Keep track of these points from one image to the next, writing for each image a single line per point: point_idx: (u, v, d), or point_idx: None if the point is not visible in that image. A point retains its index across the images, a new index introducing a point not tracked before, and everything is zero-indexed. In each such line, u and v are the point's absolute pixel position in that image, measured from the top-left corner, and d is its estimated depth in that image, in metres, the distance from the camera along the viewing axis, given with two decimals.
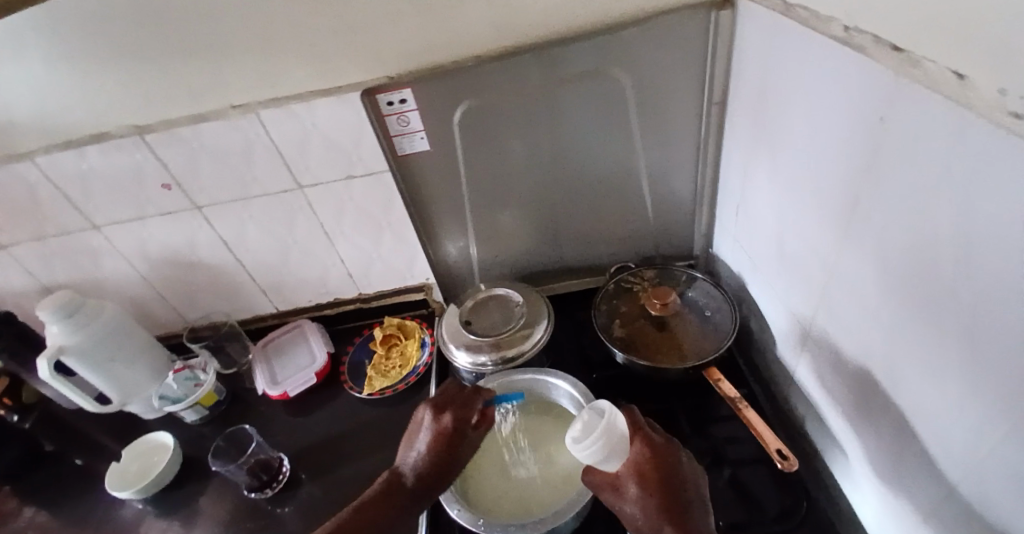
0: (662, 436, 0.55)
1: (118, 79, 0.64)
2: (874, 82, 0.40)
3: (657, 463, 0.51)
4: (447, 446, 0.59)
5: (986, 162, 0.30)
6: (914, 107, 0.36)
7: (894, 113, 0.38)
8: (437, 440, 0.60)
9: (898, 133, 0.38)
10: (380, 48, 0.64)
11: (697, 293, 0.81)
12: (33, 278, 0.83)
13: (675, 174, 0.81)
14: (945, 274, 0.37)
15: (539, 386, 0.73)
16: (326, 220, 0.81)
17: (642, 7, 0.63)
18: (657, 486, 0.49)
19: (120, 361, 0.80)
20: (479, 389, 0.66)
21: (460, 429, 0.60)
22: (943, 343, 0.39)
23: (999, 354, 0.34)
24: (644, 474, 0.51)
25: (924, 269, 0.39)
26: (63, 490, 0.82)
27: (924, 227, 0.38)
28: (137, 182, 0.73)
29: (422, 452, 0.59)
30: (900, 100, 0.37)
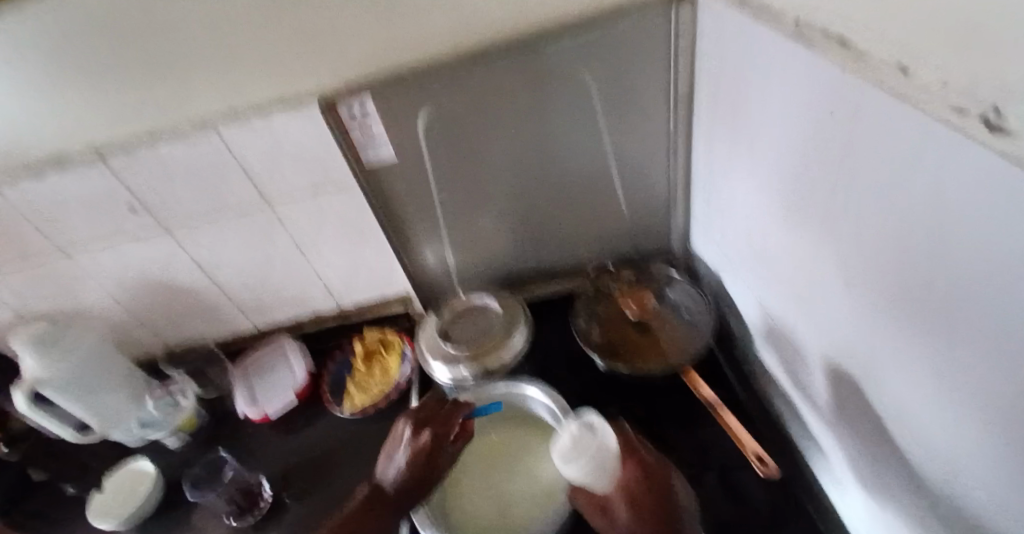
0: (654, 454, 0.56)
1: (74, 108, 0.63)
2: (822, 75, 0.39)
3: (650, 485, 0.52)
4: (425, 463, 0.59)
5: (925, 154, 0.30)
6: (861, 98, 0.34)
7: (843, 107, 0.37)
8: (415, 455, 0.60)
9: (848, 126, 0.37)
10: (338, 62, 0.63)
11: (677, 294, 0.80)
12: (6, 311, 0.82)
13: (647, 173, 0.80)
14: (899, 268, 0.36)
15: (516, 398, 0.73)
16: (298, 237, 0.80)
17: (603, 9, 0.63)
18: (648, 507, 0.50)
19: (97, 390, 0.78)
20: (458, 403, 0.65)
21: (440, 443, 0.61)
22: (904, 339, 0.39)
23: (953, 355, 0.33)
24: (636, 494, 0.51)
25: (880, 264, 0.38)
26: (50, 521, 0.81)
27: (874, 220, 0.38)
28: (103, 209, 0.72)
29: (401, 466, 0.60)
30: (847, 91, 0.36)
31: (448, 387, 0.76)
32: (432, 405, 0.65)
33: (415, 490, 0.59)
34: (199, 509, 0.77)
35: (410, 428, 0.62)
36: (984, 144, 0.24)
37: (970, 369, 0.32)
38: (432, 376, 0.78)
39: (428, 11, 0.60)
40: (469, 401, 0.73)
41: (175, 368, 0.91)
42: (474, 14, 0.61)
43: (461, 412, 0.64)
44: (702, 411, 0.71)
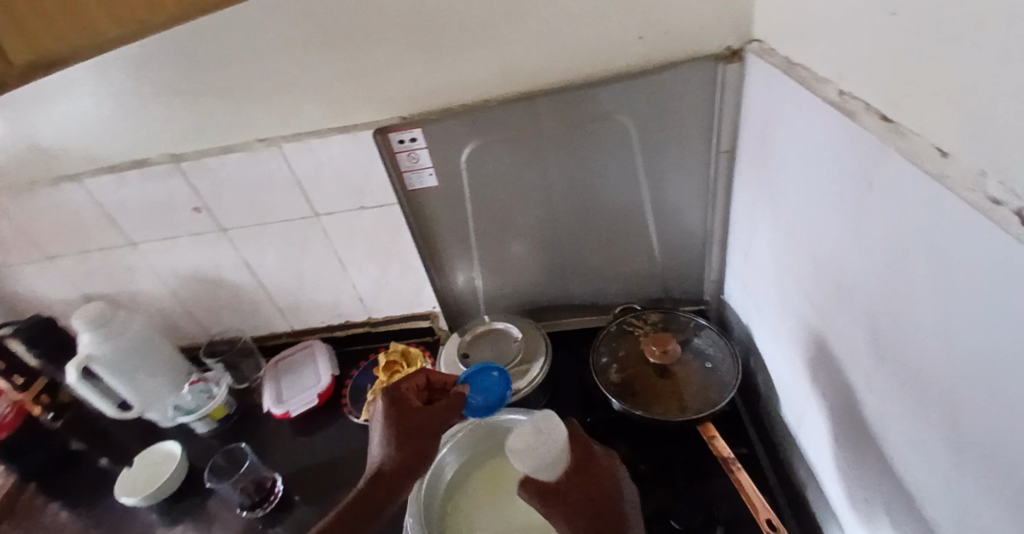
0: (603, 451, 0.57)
1: (158, 114, 0.70)
2: (860, 146, 0.38)
3: (590, 477, 0.53)
4: (394, 420, 0.58)
5: (952, 241, 0.29)
6: (894, 171, 0.34)
7: (878, 178, 0.37)
8: (383, 417, 0.59)
9: (881, 198, 0.37)
10: (394, 92, 0.67)
11: (704, 341, 0.79)
12: (75, 288, 0.90)
13: (683, 217, 0.79)
14: (926, 352, 0.35)
15: None
16: (339, 247, 0.85)
17: (651, 57, 0.64)
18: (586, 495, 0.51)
19: (142, 371, 0.84)
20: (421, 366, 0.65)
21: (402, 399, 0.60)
22: (927, 425, 0.37)
23: (973, 451, 0.31)
24: (574, 484, 0.52)
25: (908, 344, 0.37)
26: (83, 489, 0.87)
27: (903, 298, 0.36)
28: (170, 206, 0.79)
29: (381, 435, 0.57)
30: (882, 164, 0.35)
31: None
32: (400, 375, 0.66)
33: (402, 452, 0.55)
34: (214, 496, 0.80)
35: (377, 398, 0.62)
36: (1012, 238, 0.23)
37: (987, 467, 0.30)
38: None
39: (480, 50, 0.64)
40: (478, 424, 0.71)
41: (212, 359, 0.95)
42: (525, 55, 0.64)
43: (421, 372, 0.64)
44: (716, 468, 0.68)
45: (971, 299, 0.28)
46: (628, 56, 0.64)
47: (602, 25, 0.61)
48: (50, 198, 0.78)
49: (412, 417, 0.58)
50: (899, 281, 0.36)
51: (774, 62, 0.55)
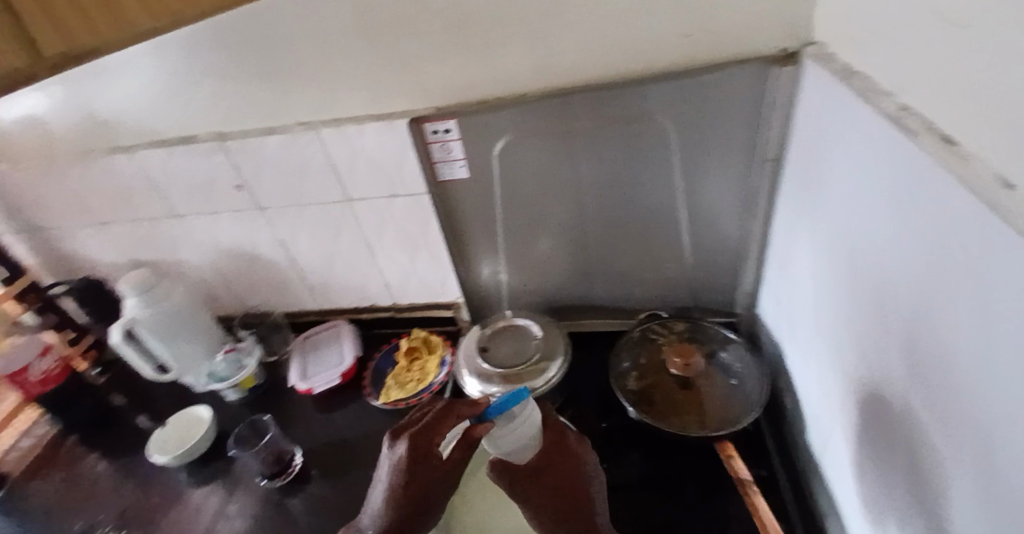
0: (576, 439, 0.60)
1: (206, 94, 0.73)
2: (912, 167, 0.35)
3: (562, 459, 0.57)
4: (406, 487, 0.52)
5: (997, 282, 0.26)
6: (946, 199, 0.31)
7: (928, 204, 0.33)
8: (395, 476, 0.53)
9: (929, 226, 0.33)
10: (430, 82, 0.67)
11: (731, 356, 0.76)
12: (125, 254, 0.96)
13: (719, 225, 0.76)
14: (963, 399, 0.31)
15: None
16: (369, 233, 0.86)
17: (697, 56, 0.61)
18: (558, 480, 0.55)
19: (180, 337, 0.89)
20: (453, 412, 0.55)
21: (420, 463, 0.53)
22: (957, 479, 0.34)
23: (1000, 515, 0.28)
24: (547, 470, 0.56)
25: (945, 388, 0.34)
26: (122, 442, 0.93)
27: (943, 336, 0.33)
28: (213, 182, 0.82)
29: (386, 495, 0.53)
30: (935, 189, 0.32)
31: None
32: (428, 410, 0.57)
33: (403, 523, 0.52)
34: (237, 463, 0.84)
35: (392, 440, 0.56)
36: None
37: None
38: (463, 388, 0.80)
39: (518, 43, 0.62)
40: None
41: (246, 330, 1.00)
42: (565, 48, 0.62)
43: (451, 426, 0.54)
44: (733, 489, 0.66)
45: (1009, 351, 0.25)
46: (672, 55, 0.61)
47: (648, 21, 0.59)
48: (106, 167, 0.83)
49: (424, 491, 0.52)
50: (939, 321, 0.34)
51: (832, 69, 0.51)
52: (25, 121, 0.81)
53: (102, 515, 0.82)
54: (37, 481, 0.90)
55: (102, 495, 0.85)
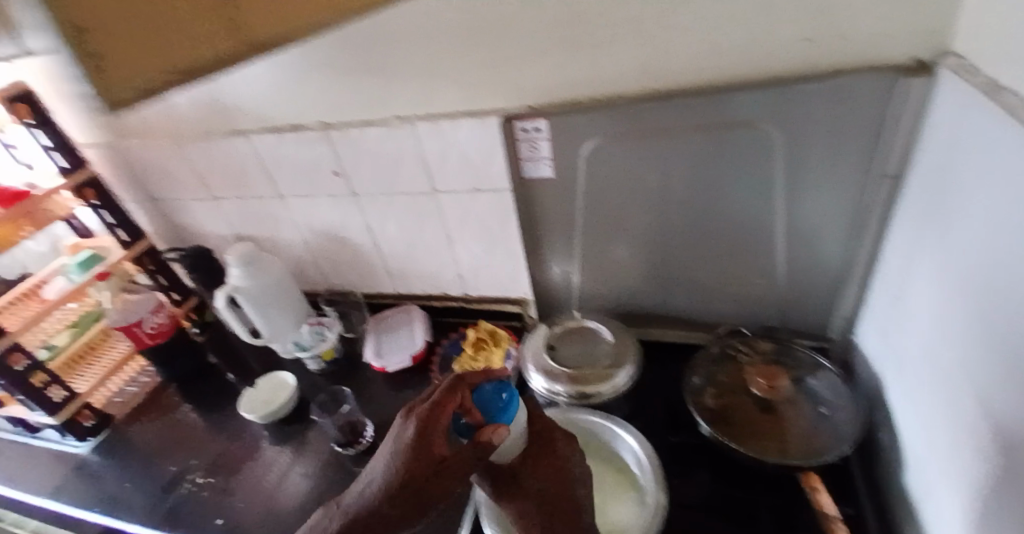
0: (564, 439, 0.63)
1: (315, 86, 0.79)
2: None
3: (551, 459, 0.60)
4: (412, 464, 0.53)
5: None
6: None
7: None
8: (404, 451, 0.54)
9: None
10: (527, 80, 0.68)
11: (820, 384, 0.72)
12: (231, 228, 1.06)
13: (816, 243, 0.72)
14: None
15: (603, 434, 0.72)
16: (449, 224, 0.90)
17: (813, 64, 0.58)
18: (545, 480, 0.58)
19: (273, 307, 0.97)
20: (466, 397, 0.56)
21: (428, 440, 0.54)
22: None
23: None
24: (534, 469, 0.59)
25: None
26: (217, 396, 1.03)
27: None
28: (315, 169, 0.89)
29: (392, 469, 0.54)
30: None
31: (541, 398, 0.78)
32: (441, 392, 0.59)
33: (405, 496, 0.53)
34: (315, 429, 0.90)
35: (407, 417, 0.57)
36: None
37: None
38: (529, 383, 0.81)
39: (622, 45, 0.62)
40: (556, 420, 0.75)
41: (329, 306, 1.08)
42: (668, 50, 0.61)
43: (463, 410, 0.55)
44: (816, 526, 0.61)
45: None
46: (785, 61, 0.59)
47: (764, 24, 0.56)
48: (222, 147, 0.92)
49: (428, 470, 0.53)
50: None
51: (974, 80, 0.46)
52: (159, 103, 0.90)
53: (197, 461, 0.90)
54: (144, 424, 1.02)
55: (197, 443, 0.94)
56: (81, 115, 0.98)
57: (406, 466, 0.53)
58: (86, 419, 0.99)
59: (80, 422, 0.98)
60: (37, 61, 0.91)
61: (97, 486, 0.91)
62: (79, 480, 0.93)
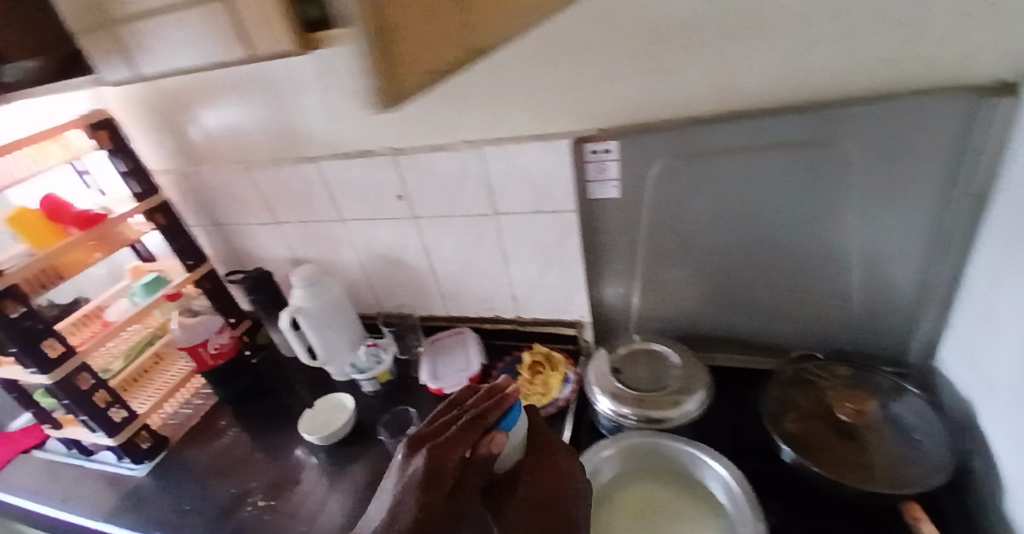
0: (564, 452, 0.62)
1: (386, 114, 0.83)
2: None
3: (547, 474, 0.59)
4: (423, 500, 0.50)
5: None
6: None
7: None
8: (411, 489, 0.51)
9: None
10: (599, 104, 0.70)
11: (903, 409, 0.69)
12: (290, 251, 1.10)
13: (890, 263, 0.71)
14: None
15: (684, 460, 0.69)
16: (507, 246, 0.91)
17: (889, 85, 0.59)
18: (543, 494, 0.57)
19: (331, 328, 0.99)
20: (473, 421, 0.54)
21: (436, 470, 0.51)
22: None
23: None
24: (533, 483, 0.58)
25: None
26: (269, 418, 1.04)
27: None
28: (379, 193, 0.92)
29: (398, 509, 0.51)
30: None
31: (606, 421, 0.76)
32: (442, 425, 0.57)
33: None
34: (373, 452, 0.89)
35: (408, 454, 0.55)
36: None
37: None
38: (593, 405, 0.79)
39: (694, 69, 0.64)
40: (628, 447, 0.70)
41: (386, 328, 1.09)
42: (740, 74, 0.63)
43: (470, 435, 0.53)
44: None
45: None
46: (860, 82, 0.60)
47: (843, 47, 0.57)
48: (291, 172, 0.95)
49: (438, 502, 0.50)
50: None
51: None
52: (233, 131, 0.95)
53: (257, 483, 0.90)
54: (200, 446, 1.02)
55: (255, 466, 0.94)
56: (158, 143, 1.03)
57: (417, 502, 0.50)
58: (144, 441, 0.99)
59: (137, 444, 0.98)
60: (123, 93, 0.97)
61: (154, 508, 0.90)
62: (131, 501, 0.93)
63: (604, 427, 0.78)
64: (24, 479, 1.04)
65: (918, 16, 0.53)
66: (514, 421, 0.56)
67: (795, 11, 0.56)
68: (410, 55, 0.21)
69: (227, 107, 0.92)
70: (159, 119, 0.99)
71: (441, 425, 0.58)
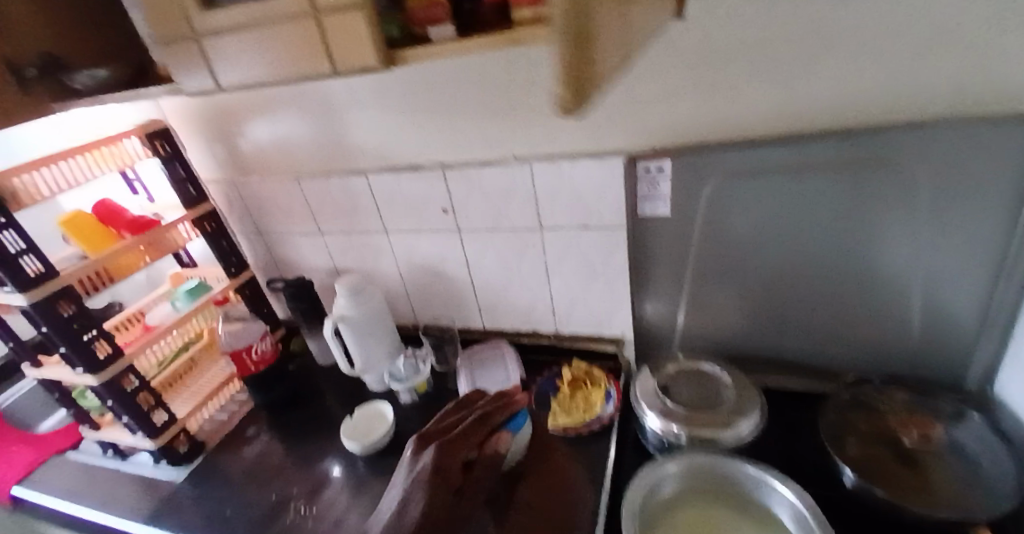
0: (564, 456, 0.78)
1: (438, 129, 0.85)
2: None
3: (549, 470, 0.73)
4: (435, 492, 0.53)
5: None
6: None
7: None
8: (424, 482, 0.54)
9: None
10: (655, 123, 0.71)
11: (964, 436, 0.67)
12: (330, 260, 1.11)
13: (949, 286, 0.70)
14: None
15: (746, 482, 0.68)
16: (551, 261, 0.91)
17: (956, 109, 0.59)
18: (544, 486, 0.70)
19: (372, 338, 0.99)
20: (481, 418, 0.62)
21: (448, 464, 0.56)
22: None
23: None
24: (525, 488, 0.68)
25: None
26: (303, 426, 1.04)
27: None
28: (424, 205, 0.93)
29: (406, 505, 0.53)
30: None
31: (654, 438, 0.76)
32: (449, 424, 0.64)
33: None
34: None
35: (416, 449, 0.60)
36: None
37: None
38: (641, 421, 0.79)
39: (755, 89, 0.64)
40: (689, 465, 0.70)
41: (426, 338, 1.06)
42: (802, 95, 0.63)
43: (480, 431, 0.61)
44: None
45: None
46: (926, 105, 0.60)
47: (910, 70, 0.58)
48: (338, 183, 0.97)
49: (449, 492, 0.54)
50: None
51: None
52: (284, 143, 0.98)
53: (296, 491, 0.89)
54: (235, 452, 1.02)
55: (293, 473, 0.93)
56: (209, 153, 1.06)
57: (428, 495, 0.53)
58: (180, 445, 0.99)
59: (174, 447, 0.98)
60: (180, 103, 1.01)
61: (188, 513, 0.90)
62: (164, 506, 0.93)
63: (651, 444, 0.77)
64: (57, 479, 1.04)
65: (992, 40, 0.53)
66: (520, 423, 0.69)
67: (863, 34, 0.57)
68: (599, 60, 0.29)
69: (280, 119, 0.95)
70: (212, 130, 1.02)
71: (449, 424, 0.64)
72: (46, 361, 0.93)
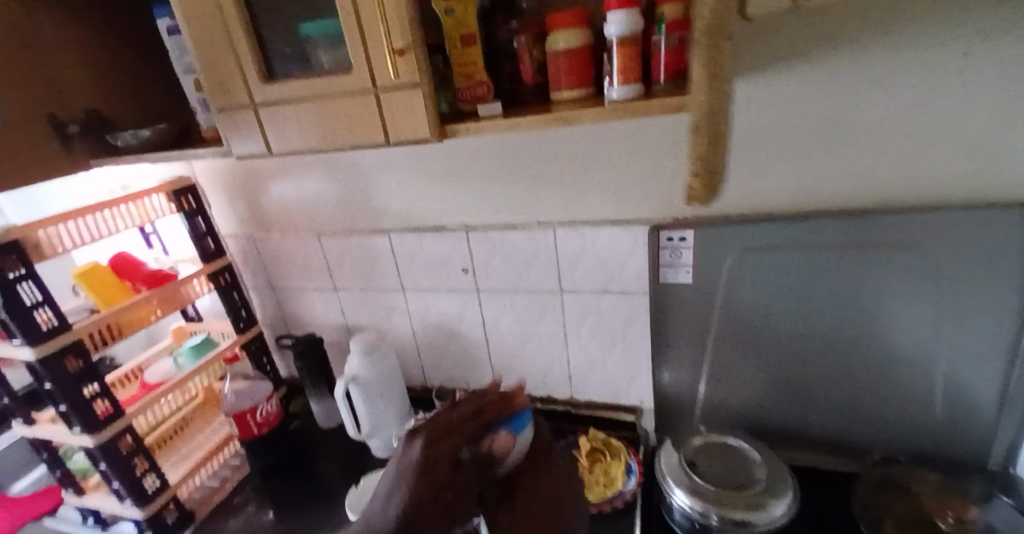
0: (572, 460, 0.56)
1: (465, 194, 0.88)
2: None
3: (556, 477, 0.52)
4: (423, 499, 0.40)
5: None
6: None
7: None
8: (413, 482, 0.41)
9: None
10: (677, 197, 0.75)
11: (999, 520, 0.66)
12: (342, 318, 1.10)
13: (968, 362, 0.70)
14: None
15: None
16: (570, 325, 0.91)
17: (959, 196, 0.64)
18: (545, 513, 0.47)
19: (383, 401, 0.96)
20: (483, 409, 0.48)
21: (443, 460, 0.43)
22: None
23: None
24: (529, 497, 0.48)
25: None
26: (300, 496, 0.97)
27: None
28: (445, 266, 0.94)
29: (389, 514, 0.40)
30: None
31: (682, 516, 0.73)
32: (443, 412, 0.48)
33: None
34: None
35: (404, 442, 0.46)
36: None
37: None
38: (668, 498, 0.76)
39: (771, 169, 0.69)
40: None
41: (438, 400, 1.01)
42: (816, 178, 0.68)
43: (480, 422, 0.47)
44: None
45: None
46: (931, 190, 0.64)
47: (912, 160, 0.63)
48: (359, 242, 0.99)
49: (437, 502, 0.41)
50: None
51: None
52: (309, 202, 1.00)
53: None
54: (225, 524, 0.94)
55: None
56: (231, 209, 1.08)
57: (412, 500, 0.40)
58: (169, 515, 0.92)
59: (162, 517, 0.91)
60: (209, 163, 1.04)
61: None
62: None
63: (679, 523, 0.74)
64: None
65: (980, 135, 0.60)
66: (523, 424, 0.50)
67: (866, 126, 0.63)
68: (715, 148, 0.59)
69: (308, 180, 0.98)
70: (238, 188, 1.04)
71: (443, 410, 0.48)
72: (40, 419, 0.88)
